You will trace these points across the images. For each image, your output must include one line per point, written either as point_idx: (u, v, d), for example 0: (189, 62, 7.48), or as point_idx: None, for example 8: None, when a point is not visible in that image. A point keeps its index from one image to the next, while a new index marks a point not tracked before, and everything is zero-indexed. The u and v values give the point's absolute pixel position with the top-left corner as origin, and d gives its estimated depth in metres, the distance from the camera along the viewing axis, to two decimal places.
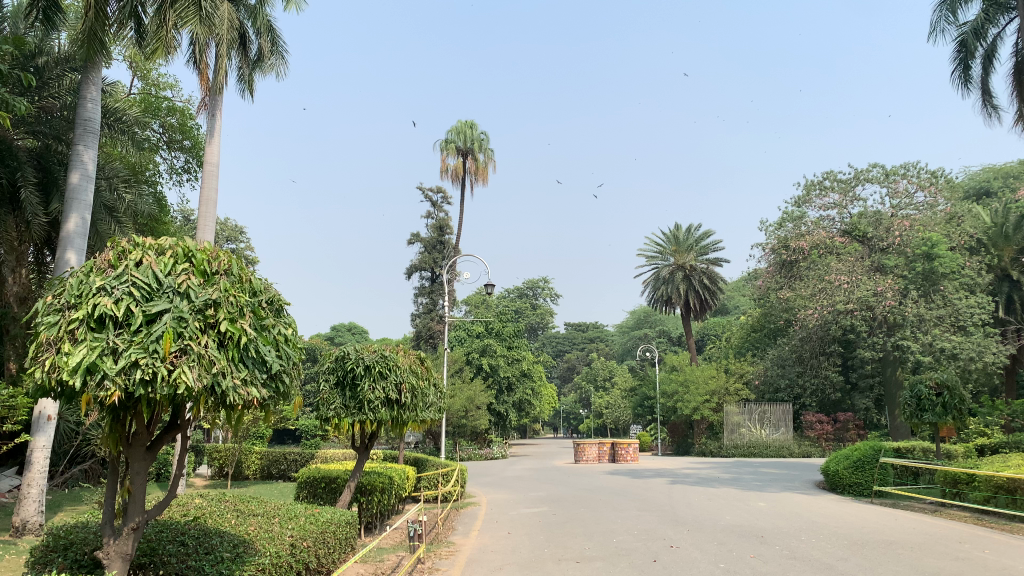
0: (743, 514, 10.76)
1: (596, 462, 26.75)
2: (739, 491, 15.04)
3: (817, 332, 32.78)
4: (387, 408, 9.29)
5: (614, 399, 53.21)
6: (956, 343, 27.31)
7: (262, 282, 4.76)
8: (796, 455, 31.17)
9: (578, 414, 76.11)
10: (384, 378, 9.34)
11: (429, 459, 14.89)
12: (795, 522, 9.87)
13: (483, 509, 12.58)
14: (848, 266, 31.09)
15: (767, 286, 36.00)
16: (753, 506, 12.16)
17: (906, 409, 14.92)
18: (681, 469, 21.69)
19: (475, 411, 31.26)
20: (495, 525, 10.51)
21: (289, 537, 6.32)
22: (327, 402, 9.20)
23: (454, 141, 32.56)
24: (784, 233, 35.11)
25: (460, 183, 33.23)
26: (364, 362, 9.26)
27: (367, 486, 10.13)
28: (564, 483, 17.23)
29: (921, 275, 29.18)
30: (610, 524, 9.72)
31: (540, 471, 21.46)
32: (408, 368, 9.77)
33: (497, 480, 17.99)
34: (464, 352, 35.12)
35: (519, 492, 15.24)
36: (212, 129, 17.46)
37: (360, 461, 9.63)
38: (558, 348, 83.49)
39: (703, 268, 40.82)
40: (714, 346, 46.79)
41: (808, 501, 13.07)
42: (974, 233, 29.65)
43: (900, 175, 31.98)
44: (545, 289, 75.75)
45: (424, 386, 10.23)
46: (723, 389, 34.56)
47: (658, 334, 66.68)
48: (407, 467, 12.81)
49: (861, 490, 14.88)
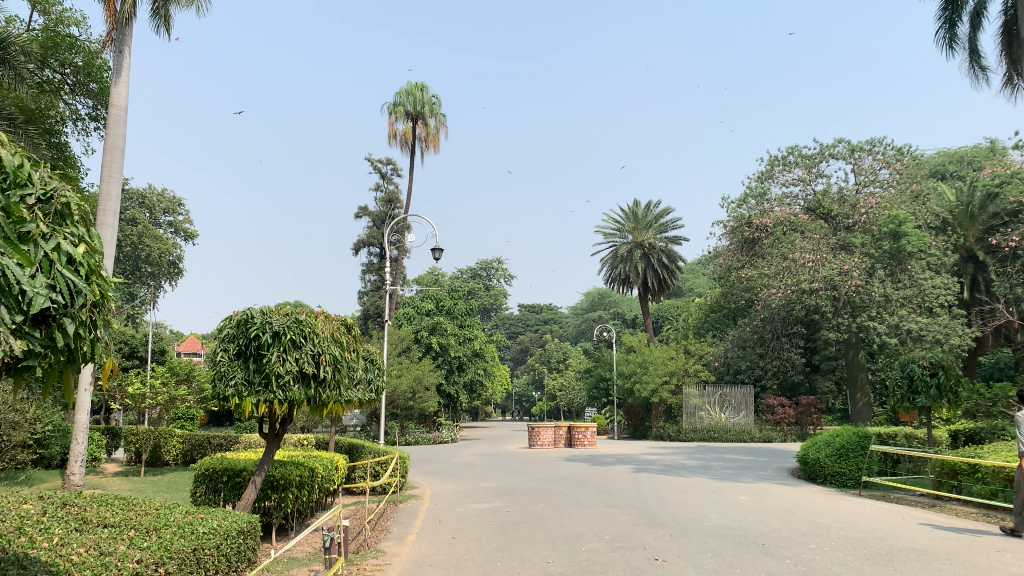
0: (727, 512, 9.21)
1: (551, 447, 25.25)
2: (712, 481, 13.61)
3: (779, 311, 31.66)
4: (300, 385, 7.47)
5: (568, 380, 52.16)
6: (923, 324, 25.83)
7: (26, 168, 2.86)
8: (756, 439, 30.22)
9: (530, 397, 74.99)
10: (298, 349, 7.49)
11: (364, 444, 13.07)
12: (792, 523, 8.36)
13: (425, 504, 10.82)
14: (813, 244, 30.01)
15: (728, 264, 34.84)
16: (733, 500, 10.65)
17: (895, 391, 13.59)
18: (642, 454, 20.30)
19: (423, 392, 29.49)
20: (436, 526, 8.74)
21: (133, 564, 4.43)
22: (222, 378, 7.35)
23: (402, 104, 30.40)
24: (746, 210, 33.69)
25: (409, 149, 31.13)
26: (272, 328, 7.38)
27: (279, 481, 8.28)
28: (517, 472, 15.55)
29: (887, 254, 28.19)
30: (578, 528, 8.03)
31: (491, 457, 19.82)
32: (330, 336, 7.89)
33: (443, 468, 16.25)
34: (413, 330, 33.22)
35: (469, 483, 13.52)
36: (120, 67, 15.12)
37: (268, 450, 7.77)
38: (512, 329, 82.11)
39: (662, 247, 39.55)
40: (672, 328, 45.67)
41: (793, 493, 11.64)
42: (940, 213, 29.51)
43: (865, 152, 30.88)
44: (499, 270, 74.19)
45: (351, 359, 8.37)
46: (682, 370, 33.26)
47: (612, 316, 65.66)
48: (336, 455, 11.02)
49: (846, 480, 13.59)
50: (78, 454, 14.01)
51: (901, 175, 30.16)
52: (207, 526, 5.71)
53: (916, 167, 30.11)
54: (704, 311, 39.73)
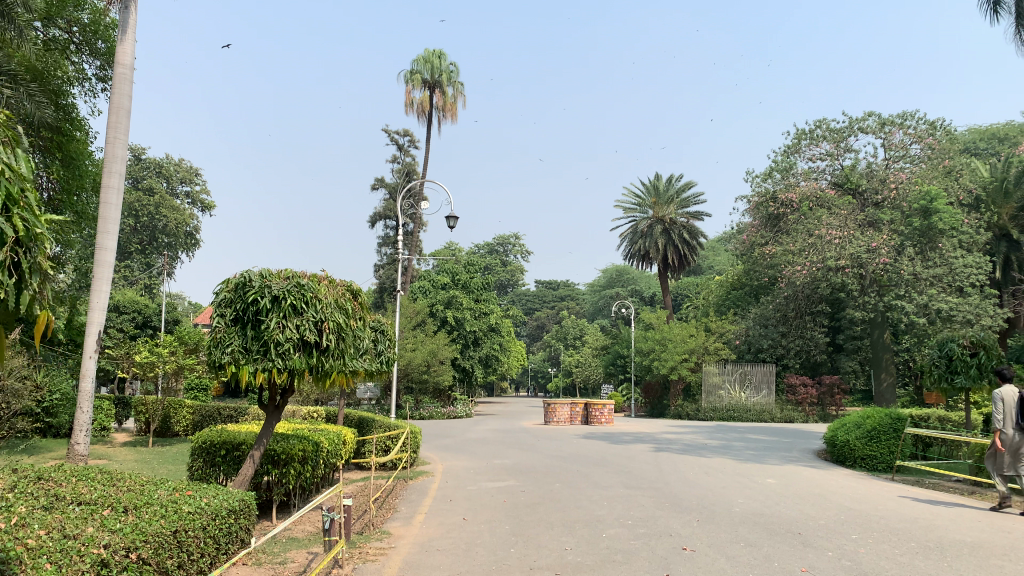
0: (756, 497, 8.64)
1: (567, 424, 24.78)
2: (736, 463, 13.03)
3: (804, 289, 30.85)
4: (301, 354, 6.94)
5: (585, 357, 51.69)
6: (953, 304, 25.83)
7: None
8: (777, 420, 29.62)
9: (546, 373, 74.64)
10: (299, 315, 6.96)
11: (374, 418, 12.61)
12: (827, 511, 7.80)
13: (435, 481, 10.34)
14: (840, 221, 29.02)
15: (752, 241, 34.00)
16: (760, 484, 10.07)
17: (933, 371, 12.90)
18: (661, 433, 19.76)
19: (438, 366, 29.07)
20: (447, 506, 8.25)
21: (99, 550, 3.92)
22: (218, 346, 6.83)
23: (420, 71, 29.68)
24: (771, 185, 32.81)
25: (426, 118, 30.43)
26: (271, 293, 6.84)
27: (280, 455, 7.81)
28: (533, 449, 15.05)
29: (918, 232, 27.40)
30: (597, 511, 7.50)
31: (506, 433, 19.34)
32: (333, 303, 7.31)
33: (456, 444, 15.80)
34: (428, 303, 32.73)
35: (483, 460, 13.04)
36: (126, 24, 14.52)
37: (267, 423, 7.28)
38: (528, 305, 81.65)
39: (683, 223, 38.73)
40: (691, 305, 44.94)
41: (824, 477, 11.05)
42: (974, 189, 28.32)
43: (895, 126, 29.71)
44: (516, 246, 73.56)
45: (358, 328, 7.80)
46: (702, 348, 32.53)
47: (630, 293, 64.86)
48: (344, 429, 10.56)
49: (877, 464, 12.96)
50: (83, 423, 13.65)
51: (932, 149, 29.10)
52: (193, 506, 5.21)
53: (950, 142, 29.01)
54: (725, 289, 38.95)
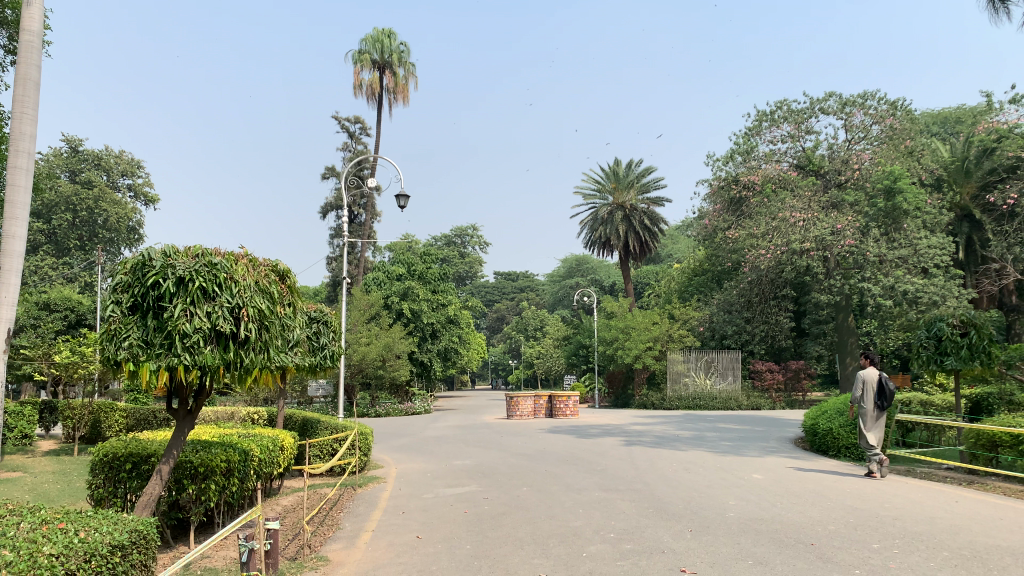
0: (749, 498, 7.68)
1: (530, 417, 23.76)
2: (714, 455, 12.14)
3: (768, 273, 30.21)
4: (215, 348, 5.71)
5: (546, 348, 50.86)
6: (919, 286, 25.64)
7: None
8: (744, 407, 29.02)
9: (507, 365, 73.79)
10: (211, 301, 5.70)
11: (319, 420, 11.41)
12: (833, 513, 6.86)
13: (387, 489, 9.18)
14: (803, 203, 28.44)
15: (715, 226, 33.37)
16: (747, 481, 9.16)
17: (921, 353, 12.15)
18: (629, 424, 18.84)
19: (394, 360, 27.82)
20: (399, 520, 7.13)
21: None
22: (113, 339, 5.61)
23: (368, 52, 28.34)
24: (733, 168, 32.22)
25: (376, 102, 29.10)
26: (175, 274, 5.61)
27: (198, 468, 6.58)
28: (495, 446, 13.95)
29: (882, 212, 27.00)
30: (573, 523, 6.45)
31: (466, 429, 18.19)
32: (255, 285, 6.04)
33: (412, 443, 14.64)
34: (383, 295, 31.39)
35: (441, 460, 11.90)
36: None
37: (178, 432, 6.06)
38: (488, 297, 80.54)
39: (644, 208, 37.97)
40: (652, 293, 44.31)
41: (811, 471, 10.19)
42: (935, 169, 28.13)
43: (856, 106, 29.16)
44: (474, 237, 72.42)
45: (288, 316, 6.53)
46: (666, 336, 31.68)
47: (589, 282, 64.18)
48: (281, 433, 9.35)
49: (863, 454, 12.14)
50: None
51: (893, 129, 28.67)
52: (56, 545, 3.99)
53: (911, 123, 28.64)
54: (687, 275, 38.55)
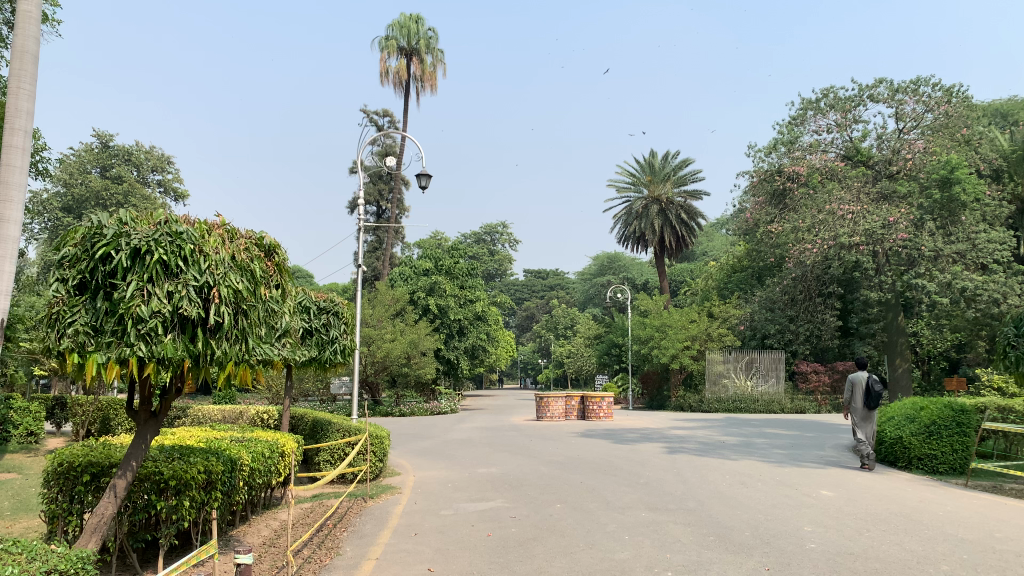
0: (827, 523, 6.41)
1: (561, 419, 22.59)
2: (766, 465, 10.87)
3: (814, 269, 28.73)
4: (178, 337, 4.59)
5: (577, 347, 49.62)
6: (978, 283, 23.98)
7: None
8: (787, 410, 27.56)
9: (536, 365, 72.71)
10: (174, 279, 4.60)
11: (331, 421, 10.33)
12: (936, 547, 5.59)
13: (400, 502, 8.04)
14: (851, 195, 26.88)
15: (755, 219, 31.88)
16: (816, 497, 7.91)
17: (1006, 353, 10.77)
18: (667, 428, 17.54)
19: (420, 357, 26.82)
20: (409, 545, 6.00)
21: None
22: (55, 325, 4.47)
23: (395, 38, 27.36)
24: (775, 159, 30.76)
25: (404, 90, 28.15)
26: (129, 245, 4.53)
27: (167, 482, 5.46)
28: (523, 451, 12.79)
29: (938, 204, 25.41)
30: (620, 557, 5.27)
31: (492, 432, 17.05)
32: (230, 259, 4.91)
33: (433, 447, 13.53)
34: (408, 291, 30.45)
35: (464, 467, 10.76)
36: None
37: (140, 438, 4.96)
38: (517, 296, 79.42)
39: (680, 202, 36.55)
40: (688, 291, 42.77)
41: (885, 486, 8.89)
42: (993, 159, 26.41)
43: (906, 93, 27.53)
44: (504, 234, 71.41)
45: (274, 299, 5.39)
46: (704, 334, 30.28)
47: (621, 280, 62.88)
48: (282, 437, 8.26)
49: (940, 466, 10.79)
50: None
51: (947, 117, 26.95)
52: None
53: (968, 110, 26.84)
54: (725, 272, 37.12)
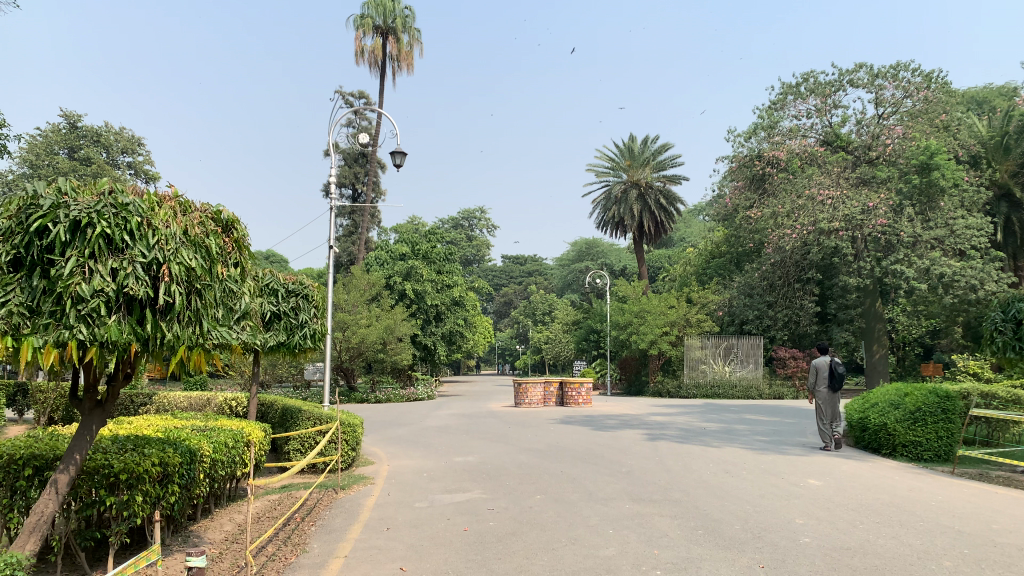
0: (819, 515, 6.14)
1: (540, 405, 22.30)
2: (750, 452, 10.64)
3: (793, 254, 28.64)
4: (125, 319, 4.17)
5: (555, 332, 49.39)
6: (957, 269, 23.96)
7: None
8: (765, 396, 27.54)
9: (514, 350, 72.50)
10: (119, 255, 4.17)
11: (301, 409, 9.93)
12: (936, 540, 5.33)
13: (373, 494, 7.68)
14: (831, 181, 26.81)
15: (735, 204, 31.70)
16: (803, 487, 7.67)
17: (994, 339, 10.61)
18: (647, 415, 17.32)
19: (396, 343, 26.40)
20: (382, 541, 5.64)
21: None
22: None
23: (370, 17, 26.71)
24: (755, 144, 30.55)
25: (379, 70, 27.54)
26: (69, 217, 4.08)
27: (118, 477, 5.05)
28: (501, 439, 12.46)
29: (917, 189, 25.34)
30: (605, 554, 4.96)
31: (469, 418, 16.72)
32: (182, 233, 4.49)
33: (409, 434, 13.19)
34: (385, 275, 29.95)
35: (440, 456, 10.42)
36: None
37: (84, 429, 4.54)
38: (495, 281, 78.99)
39: (659, 187, 36.30)
40: (667, 277, 42.62)
41: (873, 474, 8.68)
42: (972, 145, 26.36)
43: (886, 79, 27.38)
44: (482, 220, 70.88)
45: (232, 278, 4.98)
46: (683, 320, 30.11)
47: (600, 266, 62.68)
48: (249, 426, 7.85)
49: (924, 454, 10.62)
50: None
51: (927, 103, 26.89)
52: None
53: (947, 95, 26.79)
54: (704, 258, 37.01)
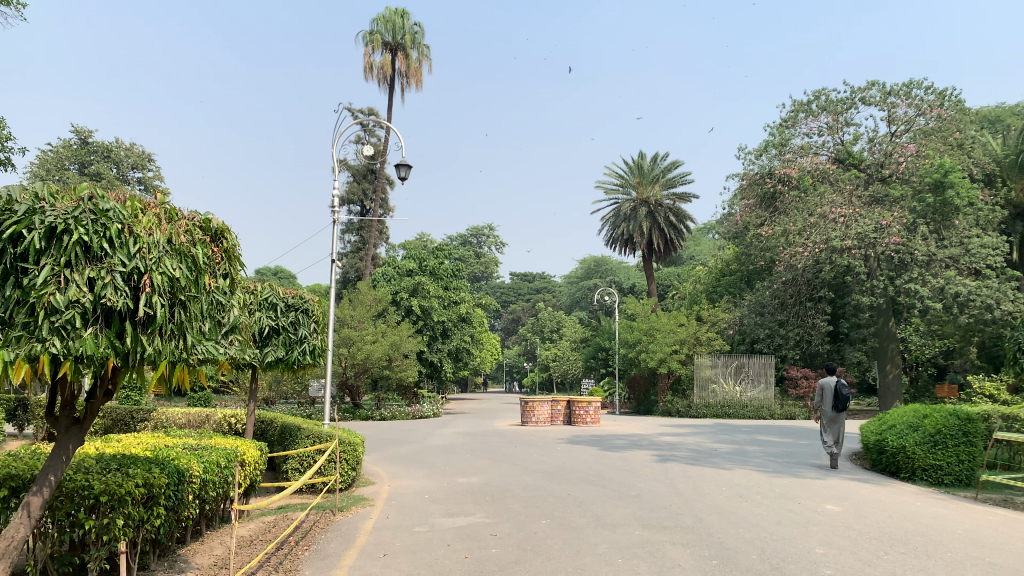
0: (840, 544, 5.80)
1: (547, 424, 21.93)
2: (763, 476, 10.28)
3: (805, 273, 28.27)
4: (103, 331, 3.91)
5: (563, 350, 49.05)
6: (972, 288, 23.55)
7: None
8: (777, 416, 27.16)
9: (522, 368, 72.10)
10: (98, 264, 3.92)
11: (301, 427, 9.65)
12: (967, 573, 4.98)
13: (371, 516, 7.37)
14: (843, 198, 26.57)
15: (745, 222, 31.38)
16: (821, 513, 7.32)
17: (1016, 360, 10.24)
18: (656, 435, 16.95)
19: (401, 360, 26.13)
20: (378, 569, 5.34)
21: None
22: None
23: (380, 32, 26.70)
24: (766, 161, 30.28)
25: (388, 85, 27.48)
26: (44, 223, 3.84)
27: (99, 499, 4.77)
28: (506, 459, 12.13)
29: (931, 207, 24.97)
30: None
31: (474, 437, 16.39)
32: (166, 241, 4.24)
33: (412, 453, 12.87)
34: (391, 291, 29.72)
35: (443, 477, 10.10)
36: None
37: (62, 447, 4.28)
38: (503, 298, 78.69)
39: (668, 204, 36.07)
40: (676, 295, 42.27)
41: (892, 500, 8.32)
42: (986, 163, 26.01)
43: (899, 96, 27.11)
44: (490, 237, 70.75)
45: (220, 289, 4.74)
46: (693, 338, 29.71)
47: (608, 284, 62.35)
48: (244, 444, 7.58)
49: (945, 478, 10.22)
50: None
51: (941, 121, 26.61)
52: None
53: (960, 113, 26.49)
54: (714, 276, 36.66)
